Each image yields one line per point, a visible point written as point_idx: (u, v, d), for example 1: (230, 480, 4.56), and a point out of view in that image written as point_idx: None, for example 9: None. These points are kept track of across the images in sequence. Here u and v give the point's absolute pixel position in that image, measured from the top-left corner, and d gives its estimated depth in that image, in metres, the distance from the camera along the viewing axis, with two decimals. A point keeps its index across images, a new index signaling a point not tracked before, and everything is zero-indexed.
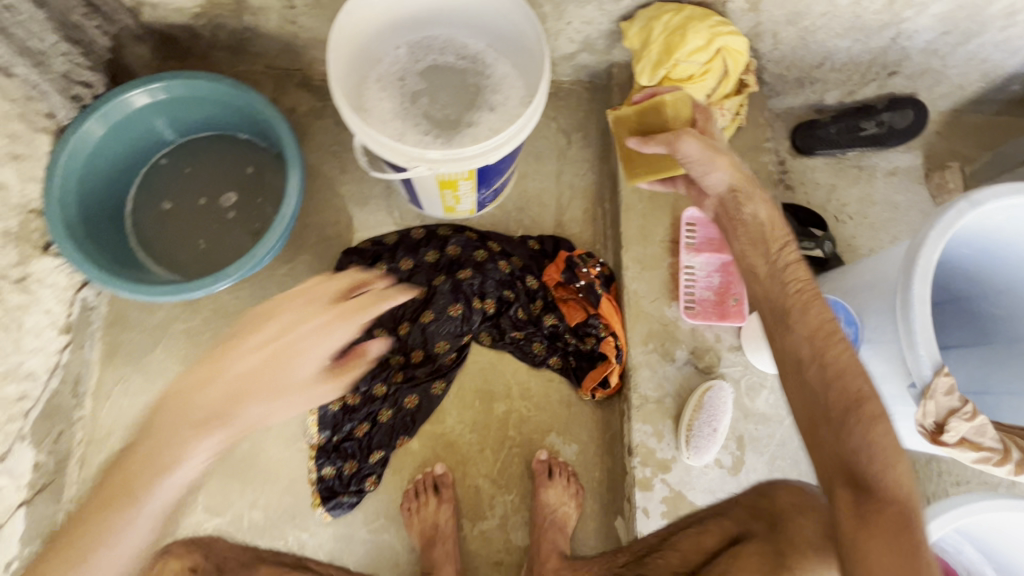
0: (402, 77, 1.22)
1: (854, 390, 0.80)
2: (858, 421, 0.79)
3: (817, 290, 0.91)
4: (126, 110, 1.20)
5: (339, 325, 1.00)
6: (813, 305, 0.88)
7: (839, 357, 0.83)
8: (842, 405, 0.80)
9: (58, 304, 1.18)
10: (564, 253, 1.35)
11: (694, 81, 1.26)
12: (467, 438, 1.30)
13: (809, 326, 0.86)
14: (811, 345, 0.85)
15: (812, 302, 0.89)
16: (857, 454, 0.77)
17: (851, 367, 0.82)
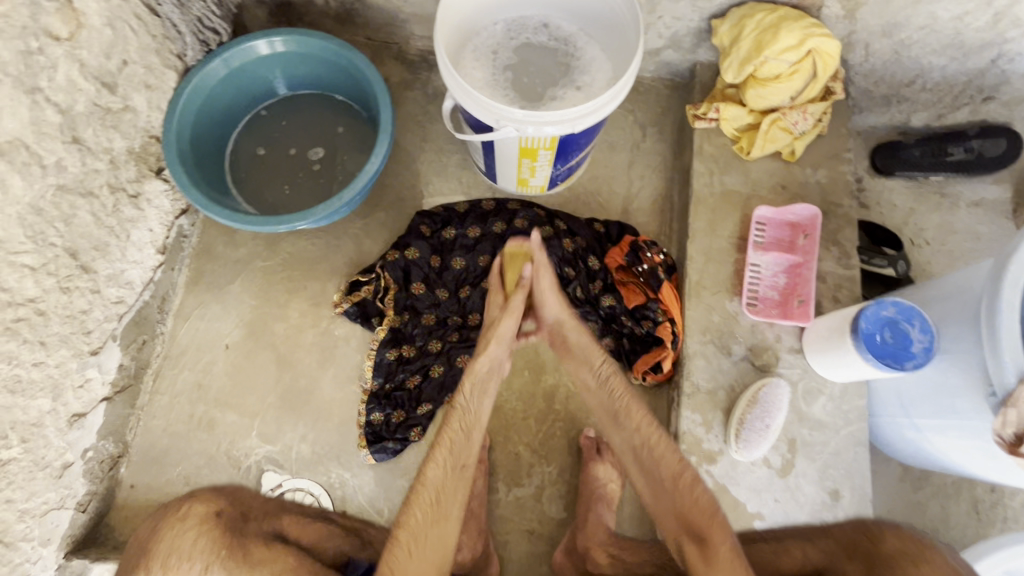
0: (496, 50, 1.28)
1: (681, 471, 1.06)
2: (682, 486, 1.05)
3: (629, 389, 1.16)
4: (245, 58, 1.31)
5: (509, 316, 1.20)
6: (631, 411, 1.13)
7: (660, 453, 1.08)
8: (672, 480, 1.06)
9: (160, 225, 1.28)
10: (628, 238, 1.37)
11: (779, 81, 1.28)
12: (512, 404, 1.32)
13: (630, 424, 1.13)
14: (640, 434, 1.11)
15: (629, 412, 1.13)
16: (687, 507, 1.02)
17: (668, 454, 1.09)
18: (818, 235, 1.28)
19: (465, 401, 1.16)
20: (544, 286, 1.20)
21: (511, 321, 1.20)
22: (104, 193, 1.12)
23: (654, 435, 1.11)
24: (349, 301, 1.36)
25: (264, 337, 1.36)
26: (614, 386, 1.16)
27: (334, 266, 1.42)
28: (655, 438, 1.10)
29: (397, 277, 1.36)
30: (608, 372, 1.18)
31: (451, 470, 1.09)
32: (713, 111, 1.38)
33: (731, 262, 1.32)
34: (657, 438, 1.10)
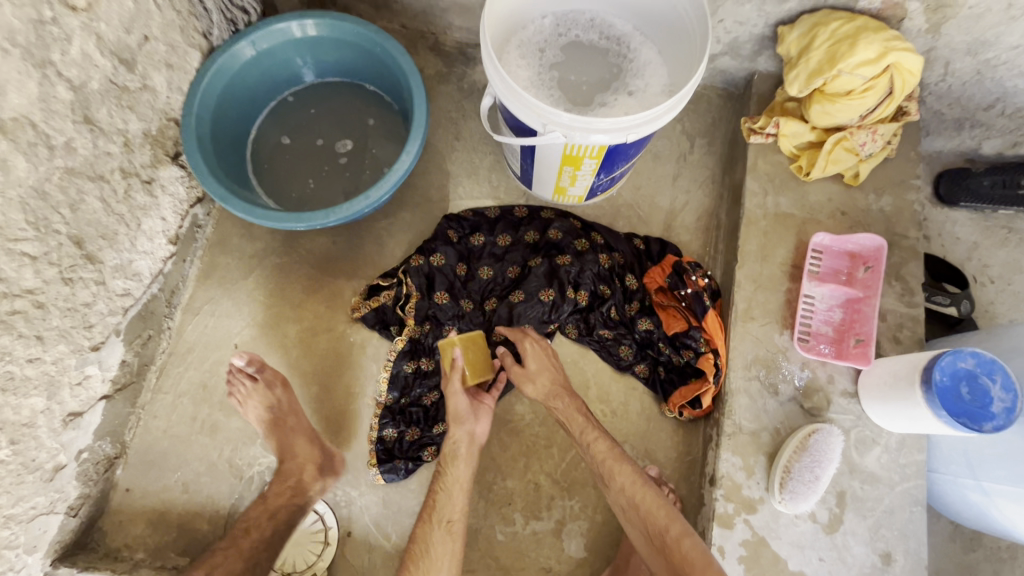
0: (543, 46, 1.18)
1: (665, 526, 1.01)
2: (672, 544, 0.99)
3: (613, 446, 1.09)
4: (273, 40, 1.23)
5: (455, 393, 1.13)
6: (619, 469, 1.06)
7: (641, 503, 1.03)
8: (655, 532, 1.01)
9: (173, 214, 1.21)
10: (671, 258, 1.27)
11: (852, 97, 1.15)
12: (535, 430, 1.23)
13: (616, 484, 1.06)
14: (623, 493, 1.05)
15: (619, 467, 1.07)
16: (682, 570, 0.96)
17: (654, 510, 1.03)
18: (882, 268, 1.16)
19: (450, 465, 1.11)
20: (540, 347, 1.19)
21: (462, 395, 1.14)
22: (116, 178, 1.04)
23: (641, 494, 1.04)
24: (367, 307, 1.28)
25: (276, 338, 1.28)
26: (597, 450, 1.09)
27: (354, 268, 1.34)
28: (631, 482, 1.05)
29: (419, 284, 1.27)
30: (590, 437, 1.10)
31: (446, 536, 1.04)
32: (771, 125, 1.28)
33: (782, 292, 1.21)
34: (638, 488, 1.05)
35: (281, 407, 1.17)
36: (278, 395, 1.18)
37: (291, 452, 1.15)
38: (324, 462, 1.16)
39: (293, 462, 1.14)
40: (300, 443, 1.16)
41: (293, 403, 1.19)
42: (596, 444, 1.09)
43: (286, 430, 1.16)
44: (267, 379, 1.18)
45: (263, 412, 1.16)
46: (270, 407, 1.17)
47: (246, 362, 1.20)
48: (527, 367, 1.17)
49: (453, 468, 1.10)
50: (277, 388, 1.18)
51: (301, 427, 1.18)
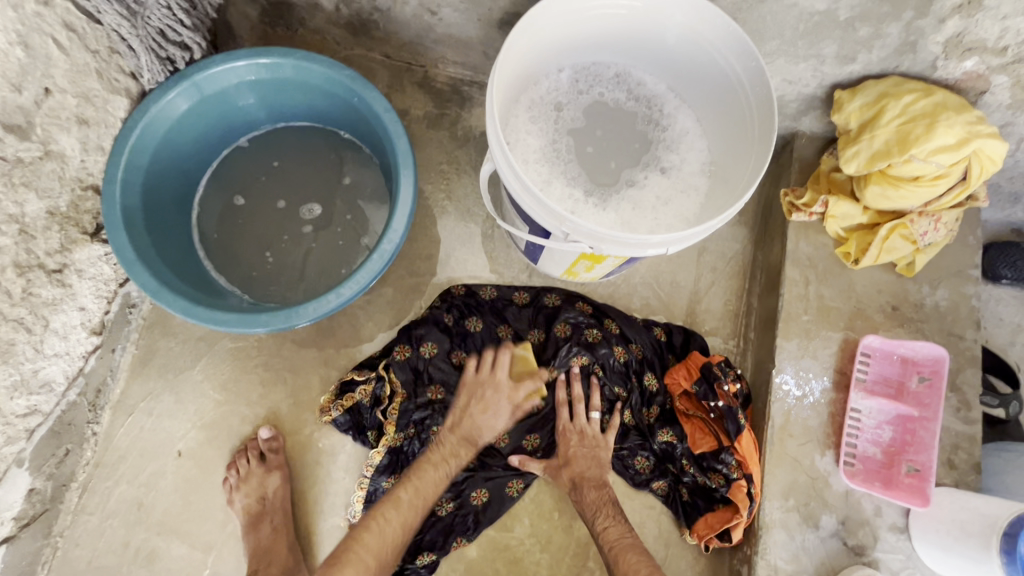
0: (559, 109, 0.97)
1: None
2: None
3: (613, 504, 1.02)
4: (220, 83, 0.99)
5: (510, 398, 1.08)
6: (626, 554, 0.95)
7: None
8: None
9: (96, 301, 0.97)
10: (699, 356, 1.08)
11: (918, 184, 0.97)
12: (537, 557, 1.06)
13: (620, 568, 0.94)
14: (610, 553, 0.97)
15: (625, 553, 0.96)
16: None
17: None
18: (942, 386, 1.00)
19: (428, 464, 1.02)
20: (593, 433, 1.07)
21: (507, 410, 1.08)
22: (8, 277, 0.81)
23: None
24: (339, 408, 1.06)
25: (229, 443, 1.07)
26: (611, 537, 0.98)
27: (326, 355, 1.12)
28: (635, 564, 0.94)
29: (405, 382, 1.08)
30: (602, 520, 1.00)
31: (394, 520, 0.97)
32: (818, 204, 1.09)
33: (825, 404, 1.05)
34: (643, 574, 0.93)
35: (273, 501, 1.02)
36: (272, 485, 1.03)
37: (266, 555, 1.00)
38: (296, 570, 1.00)
39: (264, 570, 0.98)
40: (278, 547, 1.01)
41: (285, 500, 1.03)
42: (607, 530, 0.99)
43: (267, 531, 1.01)
44: (272, 463, 1.04)
45: (252, 503, 1.02)
46: (262, 499, 1.02)
47: (270, 437, 1.06)
48: (567, 449, 1.06)
49: (449, 454, 1.04)
50: (273, 477, 1.03)
51: (286, 527, 1.02)
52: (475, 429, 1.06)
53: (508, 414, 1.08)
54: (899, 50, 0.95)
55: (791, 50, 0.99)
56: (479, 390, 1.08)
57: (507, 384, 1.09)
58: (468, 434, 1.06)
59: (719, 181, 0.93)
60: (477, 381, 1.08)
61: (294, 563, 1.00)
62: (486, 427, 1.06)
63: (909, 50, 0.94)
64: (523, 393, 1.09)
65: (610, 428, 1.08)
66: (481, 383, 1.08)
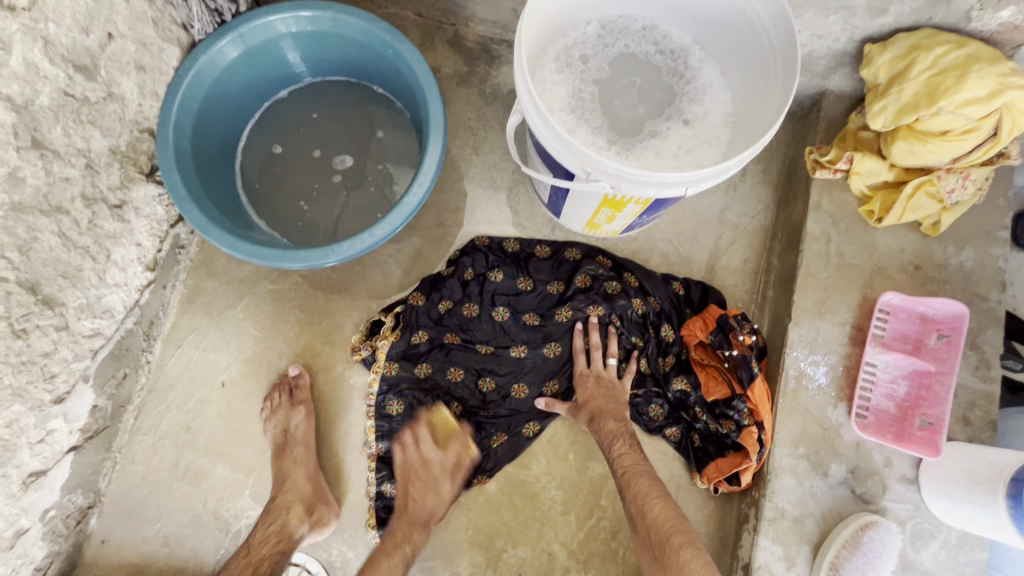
0: (585, 60, 1.00)
1: (667, 537, 0.92)
2: (673, 549, 0.90)
3: (627, 432, 1.06)
4: (265, 34, 1.04)
5: (448, 462, 1.07)
6: (638, 479, 0.99)
7: (650, 513, 0.95)
8: (658, 542, 0.92)
9: (151, 238, 1.06)
10: (716, 309, 1.11)
11: (946, 139, 0.96)
12: (552, 494, 1.12)
13: (632, 492, 0.98)
14: (621, 476, 1.00)
15: (638, 477, 0.99)
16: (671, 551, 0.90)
17: (653, 497, 0.97)
18: (960, 342, 1.01)
19: (382, 553, 0.99)
20: (610, 379, 1.11)
21: (447, 478, 1.07)
22: (77, 208, 0.89)
23: (650, 504, 0.96)
24: (368, 347, 1.14)
25: (268, 377, 1.15)
26: (625, 463, 1.01)
27: (357, 300, 1.19)
28: (646, 488, 0.98)
29: (429, 325, 1.14)
30: (618, 448, 1.03)
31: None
32: (843, 160, 1.09)
33: (840, 359, 1.07)
34: (653, 497, 0.96)
35: (295, 434, 1.10)
36: (296, 420, 1.10)
37: (287, 483, 1.07)
38: (313, 499, 1.07)
39: (283, 496, 1.06)
40: (297, 477, 1.08)
41: (307, 434, 1.10)
42: (623, 457, 1.02)
43: (289, 461, 1.09)
44: (298, 398, 1.12)
45: (278, 435, 1.10)
46: (286, 432, 1.10)
47: (298, 374, 1.14)
48: (584, 391, 1.10)
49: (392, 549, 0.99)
50: (297, 412, 1.10)
51: (306, 459, 1.09)
52: (423, 511, 1.05)
53: (449, 481, 1.07)
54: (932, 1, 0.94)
55: (821, 3, 0.99)
56: (418, 467, 1.06)
57: (438, 452, 1.07)
58: (418, 518, 1.04)
59: (742, 132, 0.95)
60: (411, 462, 1.06)
61: (313, 492, 1.07)
62: (434, 508, 1.05)
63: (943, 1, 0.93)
64: (454, 454, 1.08)
65: (626, 374, 1.12)
66: (425, 461, 1.06)
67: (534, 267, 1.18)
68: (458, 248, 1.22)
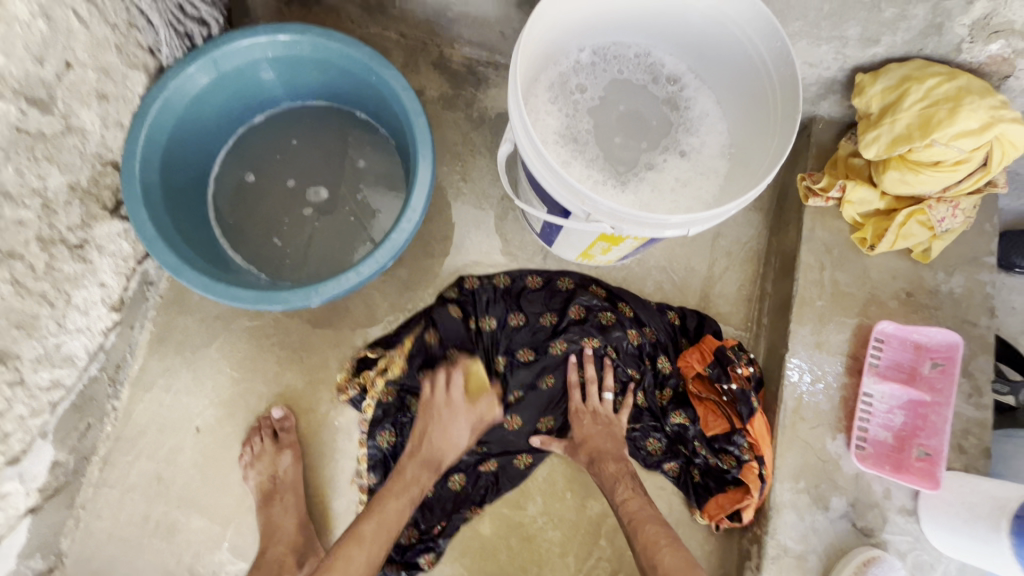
0: (577, 90, 0.97)
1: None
2: None
3: (630, 473, 1.03)
4: (240, 59, 0.99)
5: (472, 411, 1.05)
6: (645, 526, 0.96)
7: (662, 564, 0.91)
8: None
9: (116, 277, 0.99)
10: (713, 340, 1.08)
11: (939, 170, 0.97)
12: (549, 534, 1.08)
13: (640, 542, 0.95)
14: (628, 524, 0.98)
15: (644, 524, 0.96)
16: None
17: (664, 548, 0.93)
18: (954, 371, 1.01)
19: (388, 493, 0.98)
20: (608, 416, 1.08)
21: (468, 423, 1.04)
22: (32, 251, 0.82)
23: (661, 553, 0.93)
24: (355, 386, 1.09)
25: (245, 420, 1.09)
26: (630, 509, 0.99)
27: (341, 334, 1.13)
28: (654, 536, 0.95)
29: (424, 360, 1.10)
30: (621, 492, 1.00)
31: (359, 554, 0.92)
32: (836, 188, 1.09)
33: (837, 388, 1.06)
34: (662, 545, 0.94)
35: (284, 480, 1.03)
36: (284, 464, 1.04)
37: (276, 533, 1.01)
38: (304, 549, 1.01)
39: (273, 548, 1.00)
40: (287, 525, 1.02)
41: (296, 479, 1.04)
42: (627, 502, 0.99)
43: (277, 507, 1.03)
44: (285, 442, 1.06)
45: (264, 481, 1.04)
46: (274, 478, 1.04)
47: (282, 416, 1.08)
48: (581, 429, 1.07)
49: (387, 507, 0.96)
50: (285, 456, 1.04)
51: (296, 505, 1.04)
52: (446, 446, 1.03)
53: (467, 426, 1.04)
54: (924, 33, 0.94)
55: (814, 32, 0.98)
56: (436, 411, 1.04)
57: (465, 402, 1.05)
58: (434, 455, 1.02)
59: (739, 163, 0.93)
60: (430, 400, 1.04)
61: (302, 542, 1.01)
62: (449, 446, 1.03)
63: (934, 33, 0.93)
64: (473, 407, 1.06)
65: (622, 408, 1.09)
66: (448, 406, 1.04)
67: (526, 297, 1.14)
68: (446, 279, 1.17)
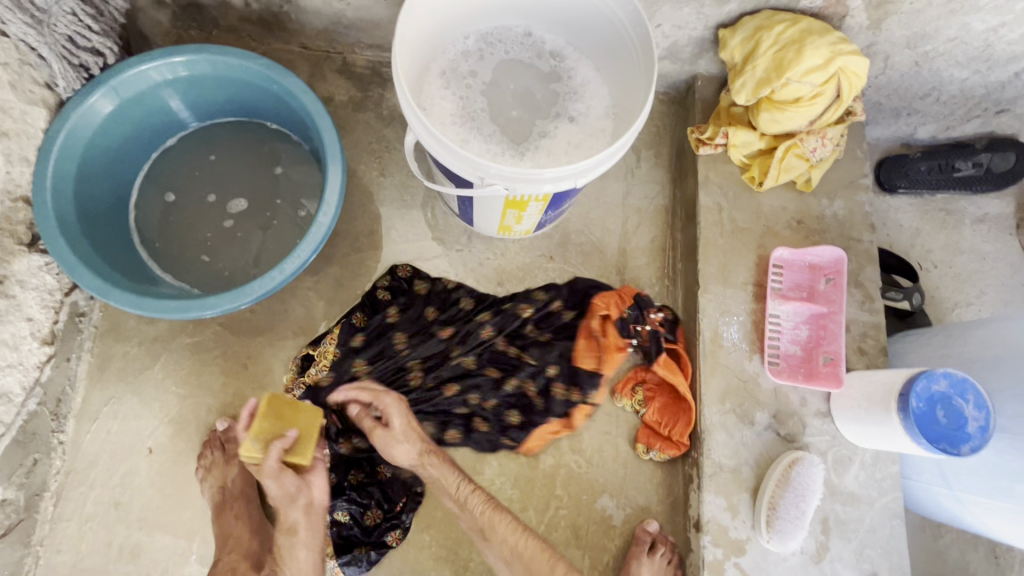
0: (468, 73, 1.04)
1: (551, 569, 1.02)
2: None
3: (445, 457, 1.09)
4: (140, 84, 1.03)
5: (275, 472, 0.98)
6: (497, 521, 1.05)
7: (526, 551, 1.03)
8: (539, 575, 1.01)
9: (42, 311, 1.01)
10: (630, 290, 1.20)
11: (800, 105, 1.08)
12: (507, 494, 1.14)
13: (494, 533, 1.04)
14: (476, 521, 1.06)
15: (497, 520, 1.05)
16: None
17: (530, 549, 1.03)
18: (844, 283, 1.12)
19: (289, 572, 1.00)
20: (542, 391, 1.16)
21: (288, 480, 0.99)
22: None
23: (526, 544, 1.04)
24: (302, 383, 1.13)
25: (196, 434, 1.11)
26: (473, 501, 1.06)
27: (283, 338, 1.17)
28: (507, 526, 1.05)
29: (371, 347, 1.16)
30: (464, 487, 1.07)
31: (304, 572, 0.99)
32: (720, 136, 1.20)
33: (747, 314, 1.16)
34: (513, 534, 1.04)
35: (232, 490, 1.06)
36: (232, 474, 1.07)
37: (228, 543, 1.03)
38: (259, 553, 1.04)
39: (226, 558, 1.02)
40: (240, 532, 1.04)
41: (245, 486, 1.08)
42: (472, 496, 1.06)
43: (229, 518, 1.05)
44: (231, 452, 1.08)
45: (216, 493, 1.06)
46: (223, 489, 1.06)
47: (227, 428, 1.10)
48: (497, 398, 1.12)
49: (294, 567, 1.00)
50: (233, 466, 1.07)
51: (246, 512, 1.07)
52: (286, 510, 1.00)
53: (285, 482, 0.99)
54: None
55: None
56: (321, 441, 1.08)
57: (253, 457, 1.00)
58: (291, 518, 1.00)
59: (622, 121, 1.02)
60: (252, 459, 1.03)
61: (257, 546, 1.04)
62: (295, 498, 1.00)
63: None
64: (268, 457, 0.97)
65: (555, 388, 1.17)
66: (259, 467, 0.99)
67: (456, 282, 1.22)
68: (379, 271, 1.22)
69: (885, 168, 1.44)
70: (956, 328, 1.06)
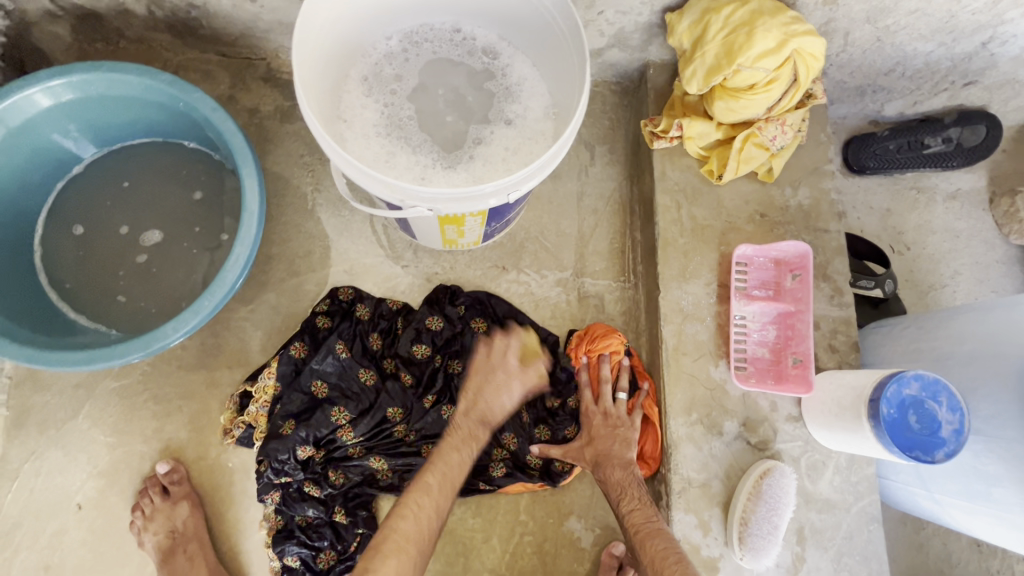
0: (390, 78, 0.95)
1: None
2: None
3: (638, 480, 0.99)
4: (24, 114, 0.93)
5: (520, 375, 1.03)
6: (650, 540, 0.91)
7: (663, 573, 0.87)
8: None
9: None
10: (587, 334, 1.12)
11: (755, 92, 1.00)
12: (469, 524, 1.09)
13: (646, 557, 0.90)
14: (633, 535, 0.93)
15: (650, 538, 0.92)
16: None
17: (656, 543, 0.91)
18: (810, 278, 1.06)
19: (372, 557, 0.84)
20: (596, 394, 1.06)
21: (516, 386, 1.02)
22: None
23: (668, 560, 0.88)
24: (241, 423, 1.04)
25: (128, 484, 1.03)
26: (636, 521, 0.95)
27: (218, 374, 1.09)
28: (661, 552, 0.89)
29: (333, 379, 1.05)
30: (627, 503, 0.97)
31: (404, 543, 0.86)
32: (674, 128, 1.11)
33: (711, 316, 1.10)
34: (668, 561, 0.88)
35: (184, 532, 1.00)
36: (182, 517, 1.00)
37: None
38: None
39: None
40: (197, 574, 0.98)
41: (199, 526, 1.01)
42: (632, 514, 0.95)
43: (181, 562, 0.99)
44: (177, 495, 1.01)
45: (163, 540, 0.99)
46: (173, 533, 0.99)
47: (168, 471, 1.03)
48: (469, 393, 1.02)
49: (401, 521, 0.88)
50: (182, 508, 1.00)
51: (203, 554, 1.00)
52: (493, 405, 1.01)
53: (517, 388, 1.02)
54: None
55: None
56: (490, 374, 1.02)
57: (514, 364, 1.03)
58: (485, 411, 1.01)
59: (562, 122, 0.93)
60: (482, 363, 1.04)
61: None
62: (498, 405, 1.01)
63: None
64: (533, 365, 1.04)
65: (634, 410, 1.06)
66: (492, 363, 1.03)
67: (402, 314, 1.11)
68: (319, 295, 1.14)
69: (852, 147, 1.37)
70: (927, 320, 1.01)
